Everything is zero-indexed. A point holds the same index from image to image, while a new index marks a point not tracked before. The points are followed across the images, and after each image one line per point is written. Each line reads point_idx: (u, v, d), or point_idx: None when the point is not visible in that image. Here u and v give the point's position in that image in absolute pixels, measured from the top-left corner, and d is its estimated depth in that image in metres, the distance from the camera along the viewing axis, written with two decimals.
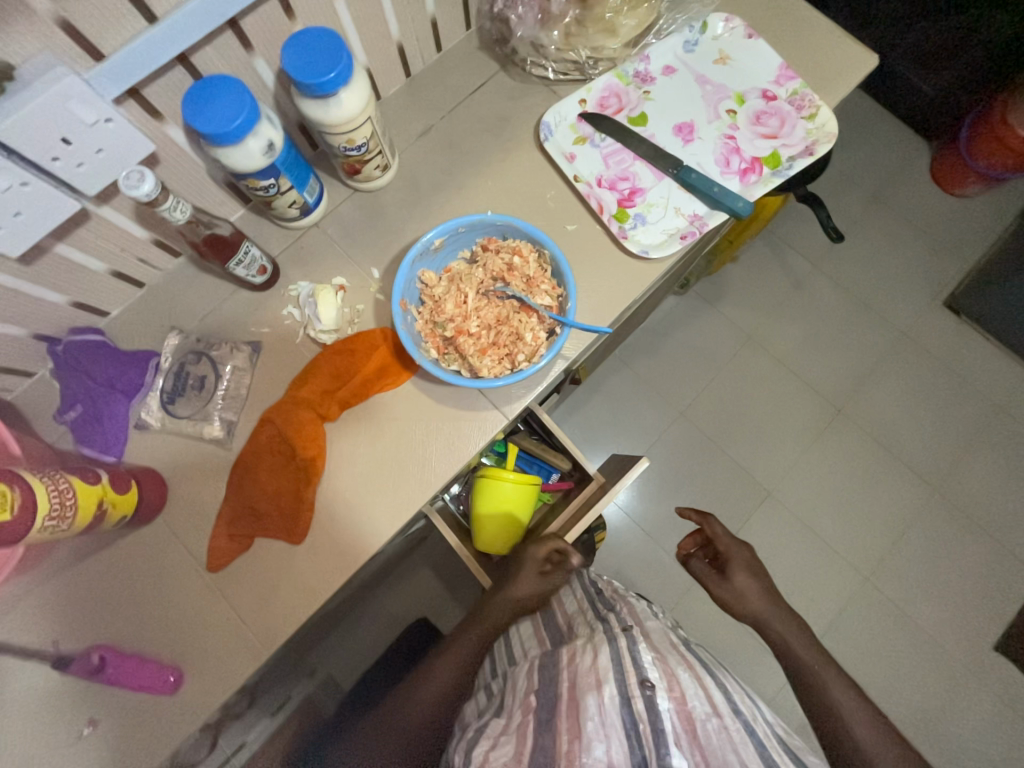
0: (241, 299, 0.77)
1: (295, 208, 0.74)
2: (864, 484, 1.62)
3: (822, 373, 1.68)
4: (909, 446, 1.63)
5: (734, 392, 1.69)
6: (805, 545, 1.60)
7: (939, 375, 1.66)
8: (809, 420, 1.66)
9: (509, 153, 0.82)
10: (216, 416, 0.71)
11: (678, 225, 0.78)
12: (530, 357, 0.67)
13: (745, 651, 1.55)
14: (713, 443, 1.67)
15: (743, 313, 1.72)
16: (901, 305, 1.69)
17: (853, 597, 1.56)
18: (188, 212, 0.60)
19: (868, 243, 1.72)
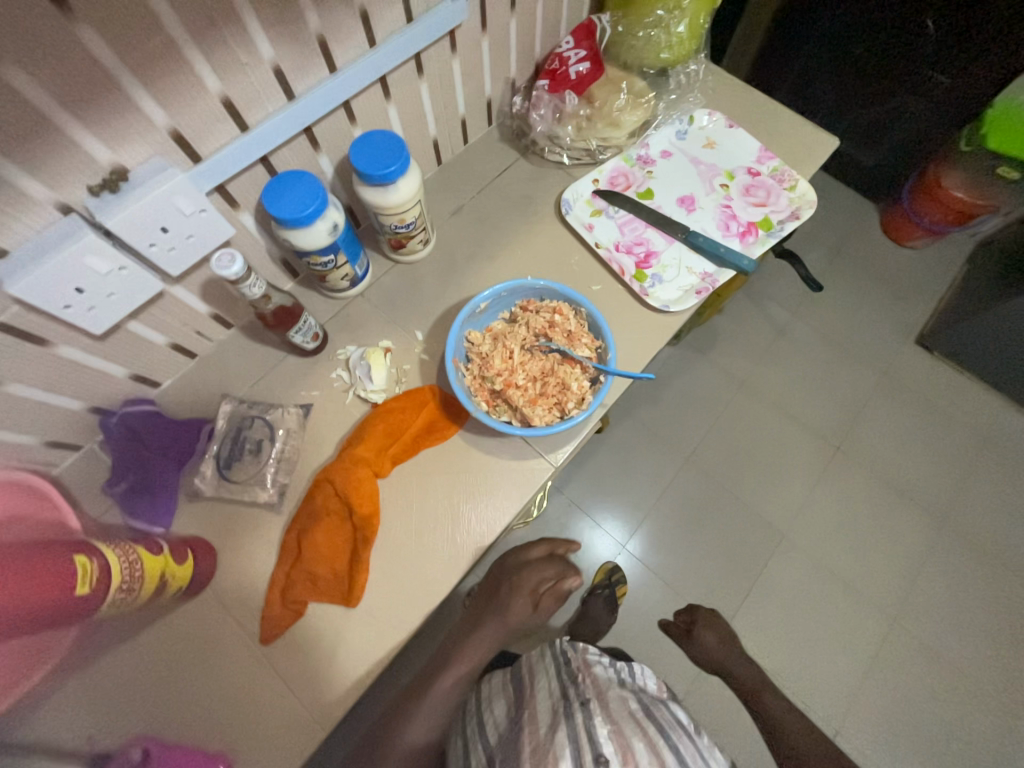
0: (292, 364, 0.80)
1: (345, 280, 0.80)
2: (873, 519, 1.65)
3: (816, 413, 1.77)
4: (910, 480, 1.69)
5: (736, 435, 1.75)
6: (827, 586, 1.59)
7: (922, 408, 1.75)
8: (811, 461, 1.72)
9: (534, 226, 0.91)
10: (269, 478, 0.72)
11: (692, 282, 0.86)
12: (579, 404, 0.71)
13: (784, 708, 1.48)
14: (724, 486, 1.70)
15: (736, 359, 1.83)
16: (876, 346, 1.82)
17: (882, 641, 1.54)
18: (263, 288, 0.65)
19: (840, 292, 1.88)
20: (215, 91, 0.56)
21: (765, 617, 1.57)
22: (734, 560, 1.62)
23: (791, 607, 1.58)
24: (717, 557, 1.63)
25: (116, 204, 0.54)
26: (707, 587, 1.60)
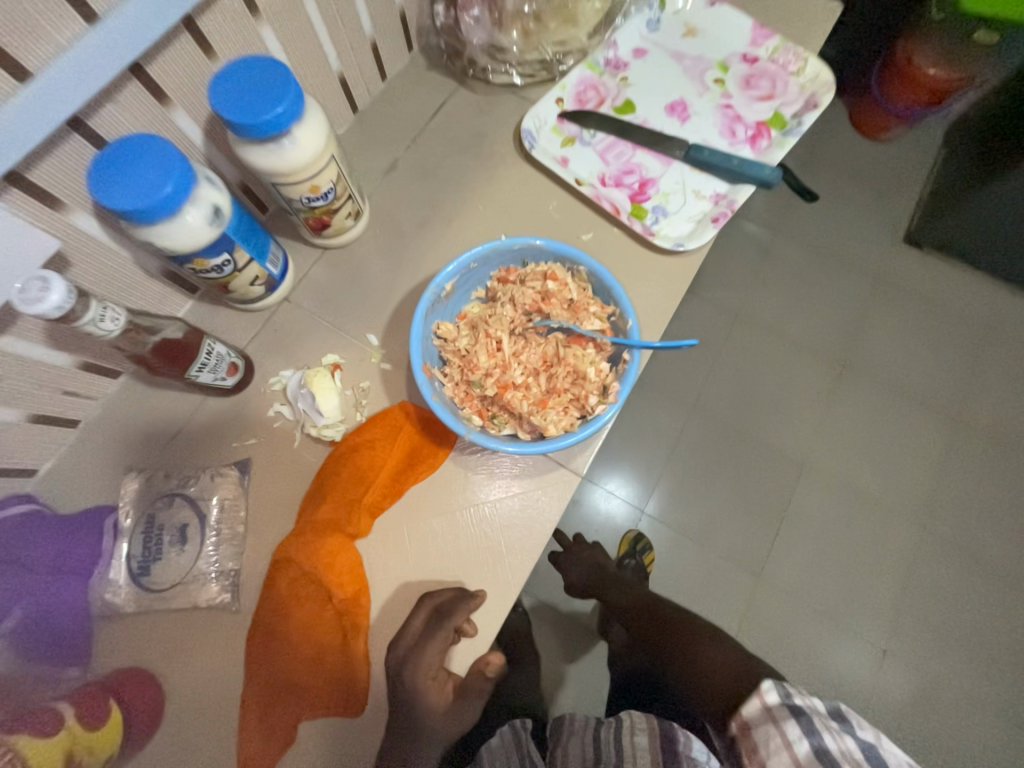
0: (214, 409, 0.60)
1: (257, 285, 0.59)
2: (910, 456, 1.31)
3: (832, 320, 1.39)
4: (951, 379, 1.36)
5: (740, 368, 1.38)
6: (868, 520, 1.30)
7: (924, 314, 1.38)
8: (825, 383, 1.36)
9: (492, 172, 0.71)
10: (210, 571, 0.53)
11: (703, 209, 0.69)
12: (603, 395, 0.53)
13: (842, 669, 1.24)
14: (737, 433, 1.35)
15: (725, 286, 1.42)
16: (863, 247, 1.42)
17: (934, 572, 1.27)
18: (121, 320, 0.45)
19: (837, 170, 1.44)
20: None
21: (806, 574, 1.28)
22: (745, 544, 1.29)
23: (831, 559, 1.29)
24: (741, 515, 1.32)
25: None
26: (735, 548, 1.30)
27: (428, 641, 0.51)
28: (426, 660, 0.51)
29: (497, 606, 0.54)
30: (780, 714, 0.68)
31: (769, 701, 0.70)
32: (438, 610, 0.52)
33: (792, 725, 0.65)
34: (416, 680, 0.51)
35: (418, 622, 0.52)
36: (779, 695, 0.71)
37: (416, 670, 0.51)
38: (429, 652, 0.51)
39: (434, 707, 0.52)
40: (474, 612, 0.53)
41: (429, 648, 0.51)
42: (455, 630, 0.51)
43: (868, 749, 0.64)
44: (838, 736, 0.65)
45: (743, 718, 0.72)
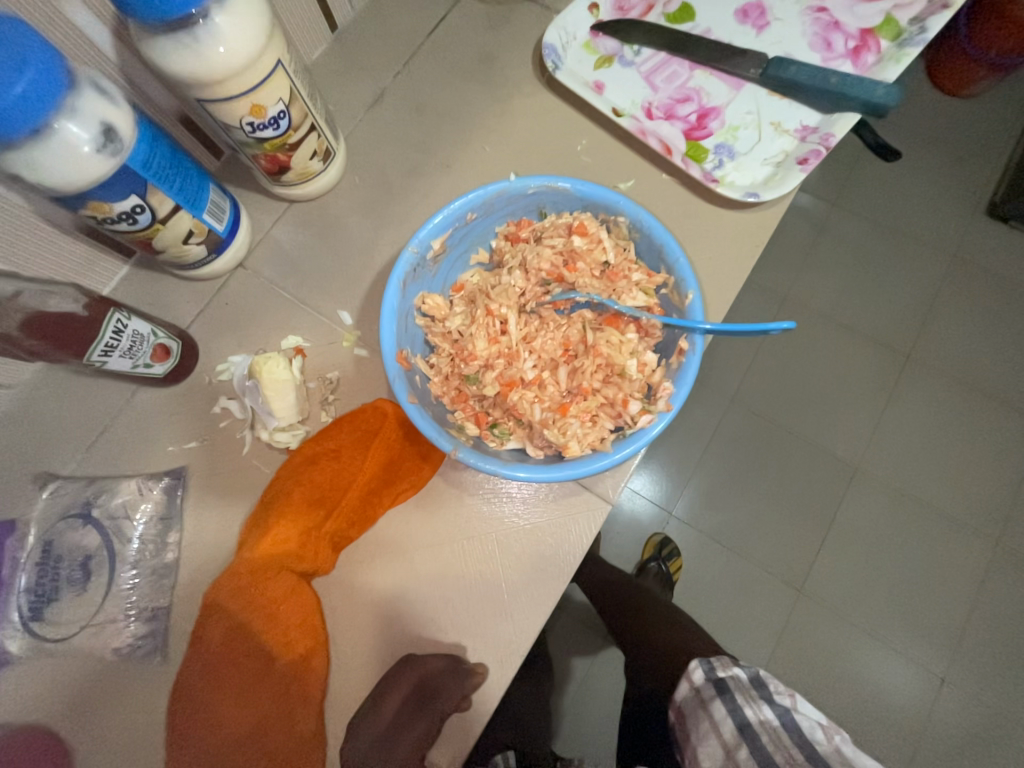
0: (149, 404, 0.48)
1: (194, 242, 0.45)
2: (997, 475, 1.06)
3: (903, 292, 1.13)
4: None
5: (783, 354, 1.12)
6: (935, 538, 1.04)
7: (1016, 303, 1.11)
8: (887, 375, 1.10)
9: (506, 103, 0.55)
10: (131, 612, 0.42)
11: (785, 148, 0.51)
12: (648, 400, 0.38)
13: (906, 718, 0.98)
14: (778, 429, 1.10)
15: (773, 259, 1.16)
16: (944, 218, 1.14)
17: (1013, 599, 1.01)
18: None
19: (914, 115, 1.16)
20: None
21: (859, 597, 1.03)
22: (787, 582, 1.04)
23: (888, 584, 1.04)
24: (783, 535, 1.06)
25: None
26: (772, 564, 1.05)
27: (406, 723, 0.39)
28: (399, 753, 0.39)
29: (494, 674, 0.41)
30: (706, 696, 0.54)
31: (695, 680, 0.57)
32: (421, 686, 0.39)
33: (721, 709, 0.52)
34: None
35: (396, 698, 0.40)
36: (704, 671, 0.56)
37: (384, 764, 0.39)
38: (405, 742, 0.39)
39: None
40: (466, 693, 0.40)
41: (406, 733, 0.39)
42: (441, 714, 0.39)
43: (787, 720, 0.50)
44: (761, 705, 0.51)
45: (674, 704, 0.58)
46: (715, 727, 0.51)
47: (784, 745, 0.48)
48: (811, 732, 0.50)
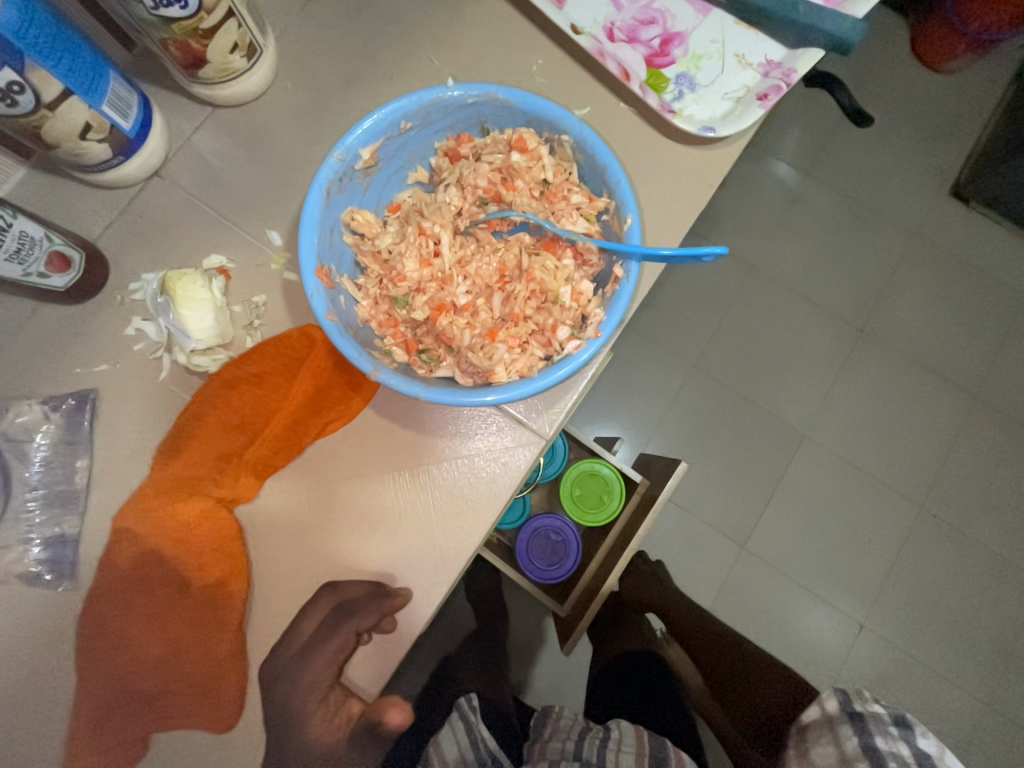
0: (52, 323, 0.44)
1: (94, 139, 0.40)
2: (930, 446, 1.13)
3: (865, 265, 1.15)
4: (990, 348, 1.14)
5: (747, 321, 1.14)
6: (868, 502, 1.12)
7: (968, 282, 1.15)
8: (841, 347, 1.14)
9: (458, 13, 0.50)
10: (33, 537, 0.40)
11: (747, 83, 0.49)
12: (579, 328, 0.37)
13: (830, 660, 1.07)
14: (735, 395, 1.13)
15: (744, 225, 1.15)
16: (911, 194, 1.15)
17: (933, 557, 1.10)
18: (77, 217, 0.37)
19: (889, 88, 1.15)
20: None
21: (798, 553, 1.11)
22: (731, 537, 1.10)
23: (821, 542, 1.11)
24: (731, 494, 1.11)
25: None
26: (717, 521, 1.11)
27: (320, 645, 0.39)
28: (311, 673, 0.39)
29: (419, 601, 0.41)
30: (835, 719, 0.51)
31: (824, 705, 0.53)
32: (341, 605, 0.40)
33: (851, 737, 0.49)
34: (294, 701, 0.39)
35: (313, 621, 0.40)
36: (838, 699, 0.52)
37: (299, 684, 0.39)
38: (322, 660, 0.39)
39: (320, 732, 0.39)
40: (387, 617, 0.40)
41: (318, 656, 0.39)
42: (359, 633, 0.39)
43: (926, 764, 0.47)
44: (898, 744, 0.48)
45: (798, 722, 0.55)
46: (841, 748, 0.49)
47: None
48: None
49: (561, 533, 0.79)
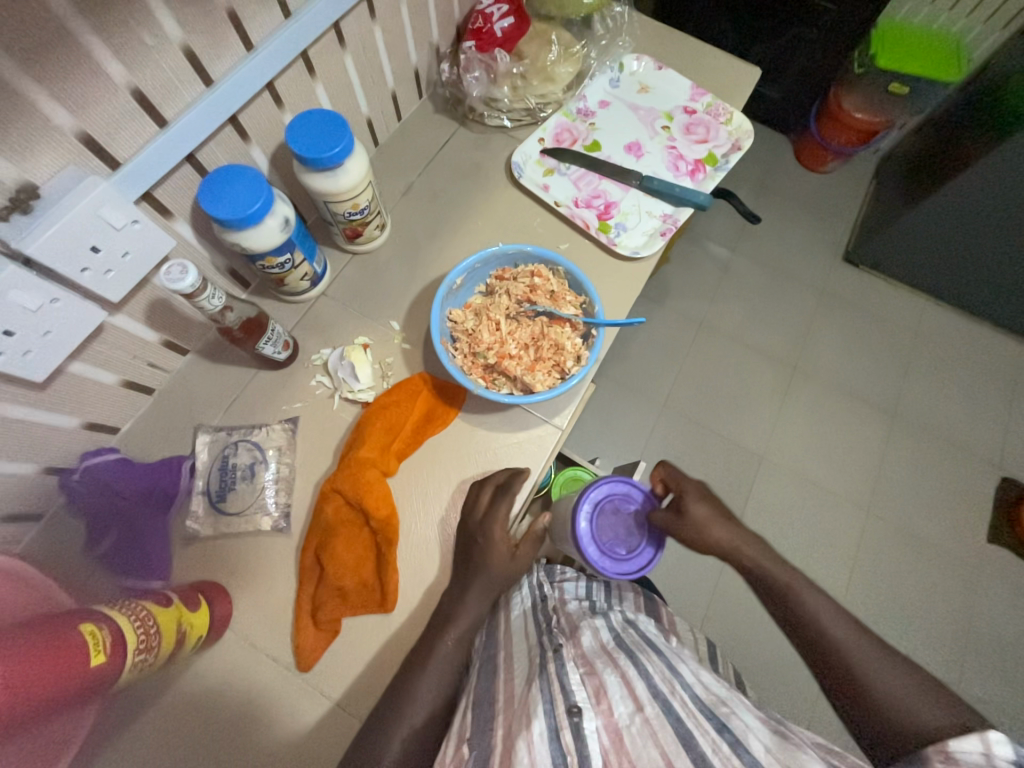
0: (268, 381, 0.75)
1: (305, 280, 0.75)
2: (851, 445, 1.46)
3: (779, 320, 1.55)
4: (883, 369, 1.52)
5: (700, 364, 1.51)
6: (812, 496, 1.42)
7: (858, 323, 1.56)
8: (775, 379, 1.51)
9: (491, 196, 0.89)
10: (270, 504, 0.68)
11: (654, 225, 0.87)
12: (577, 362, 0.70)
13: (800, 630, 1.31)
14: (698, 420, 1.47)
15: (688, 294, 1.56)
16: (804, 264, 1.60)
17: (870, 541, 1.39)
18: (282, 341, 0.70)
19: (777, 199, 1.64)
20: (123, 81, 0.50)
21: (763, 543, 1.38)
22: None
23: (781, 529, 1.39)
24: None
25: (34, 225, 0.46)
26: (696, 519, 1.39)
27: (499, 505, 0.65)
28: (500, 517, 0.65)
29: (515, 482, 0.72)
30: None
31: (987, 745, 0.42)
32: (505, 482, 0.67)
33: None
34: (491, 534, 0.64)
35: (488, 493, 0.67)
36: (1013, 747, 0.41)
37: (492, 526, 0.64)
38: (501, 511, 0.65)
39: (499, 557, 0.64)
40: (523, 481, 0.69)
41: (498, 513, 0.65)
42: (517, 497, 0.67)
43: None
44: None
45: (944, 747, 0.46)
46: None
47: None
48: None
49: (625, 497, 0.72)
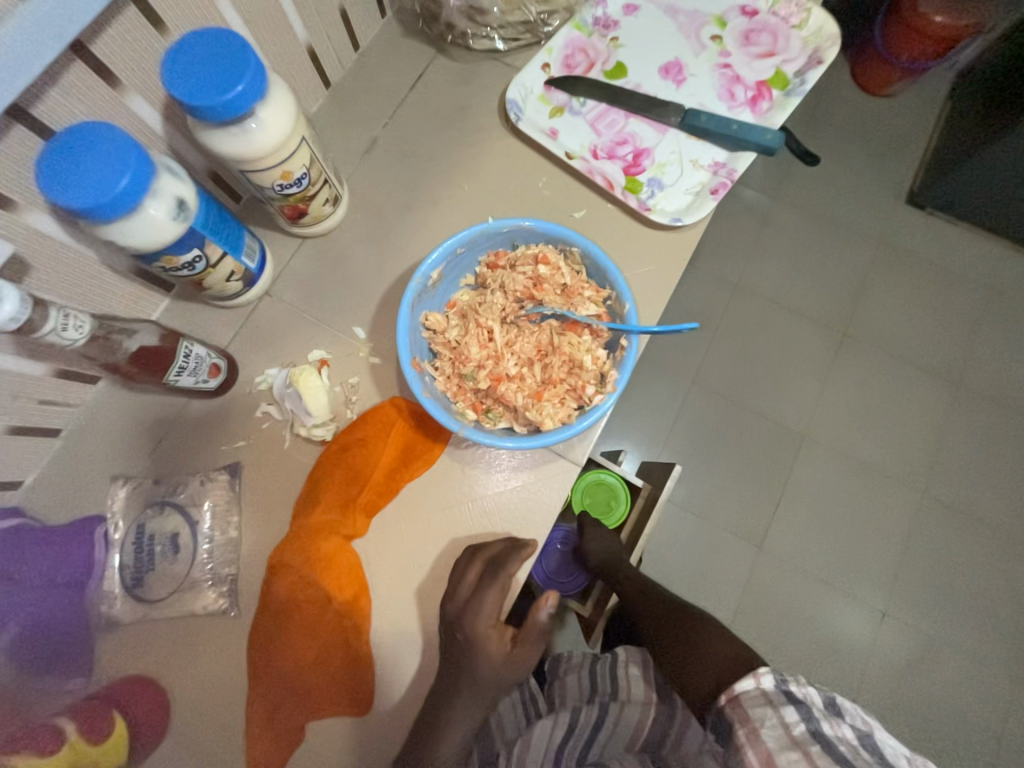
0: (202, 414, 0.58)
1: (234, 280, 0.56)
2: (933, 431, 1.21)
3: (835, 278, 1.27)
4: (976, 337, 1.24)
5: (740, 337, 1.26)
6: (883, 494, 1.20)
7: (948, 279, 1.26)
8: (827, 352, 1.24)
9: (480, 148, 0.67)
10: (207, 580, 0.52)
11: (702, 180, 0.65)
12: (601, 384, 0.51)
13: (848, 643, 1.13)
14: (734, 404, 1.23)
15: (729, 251, 1.29)
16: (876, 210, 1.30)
17: (951, 545, 1.17)
18: (215, 361, 0.54)
19: (836, 123, 1.31)
20: None
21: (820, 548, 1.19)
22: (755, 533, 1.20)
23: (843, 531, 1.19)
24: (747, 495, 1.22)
25: None
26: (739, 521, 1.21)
27: (485, 594, 0.48)
28: (485, 608, 0.48)
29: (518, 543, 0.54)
30: (775, 700, 0.50)
31: (761, 682, 0.52)
32: (492, 559, 0.50)
33: (801, 725, 0.48)
34: (476, 630, 0.48)
35: (472, 574, 0.50)
36: (774, 678, 0.51)
37: (476, 621, 0.48)
38: (488, 601, 0.48)
39: (490, 659, 0.48)
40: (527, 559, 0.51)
41: (488, 595, 0.49)
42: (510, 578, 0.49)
43: (867, 741, 0.48)
44: (840, 721, 0.49)
45: (731, 693, 0.54)
46: (788, 731, 0.48)
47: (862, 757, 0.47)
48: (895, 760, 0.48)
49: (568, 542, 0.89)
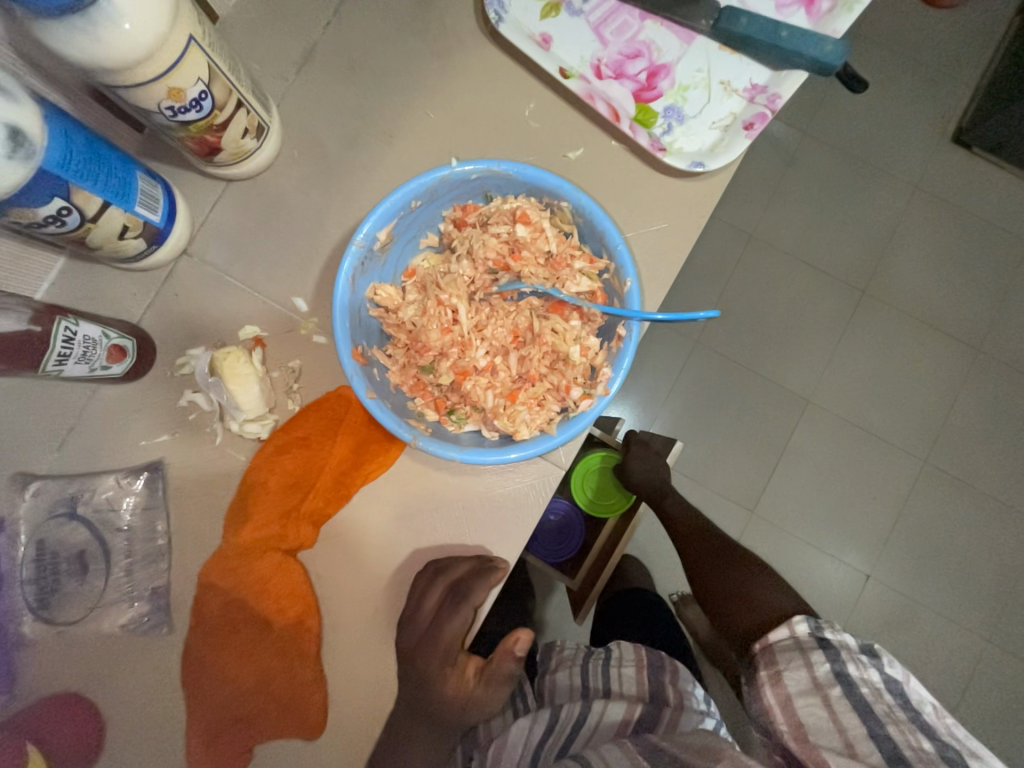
0: (114, 403, 0.48)
1: (131, 237, 0.43)
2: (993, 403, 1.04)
3: (866, 219, 1.03)
4: None
5: (747, 292, 1.04)
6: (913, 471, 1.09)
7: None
8: (841, 312, 1.03)
9: (447, 61, 0.51)
10: (137, 591, 0.47)
11: (733, 110, 0.50)
12: (590, 382, 0.42)
13: None
14: (738, 369, 1.04)
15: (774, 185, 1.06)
16: None
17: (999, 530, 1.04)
18: (110, 345, 0.44)
19: (901, 12, 1.01)
20: None
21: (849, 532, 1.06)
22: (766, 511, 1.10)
23: None
24: None
25: None
26: None
27: (447, 622, 0.45)
28: (444, 640, 0.46)
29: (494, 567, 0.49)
30: (806, 644, 0.47)
31: (794, 628, 0.49)
32: (455, 586, 0.45)
33: (826, 665, 0.45)
34: (430, 665, 0.46)
35: (431, 602, 0.45)
36: (810, 623, 0.48)
37: (433, 652, 0.46)
38: (448, 628, 0.46)
39: (447, 690, 0.47)
40: (495, 585, 0.46)
41: (449, 624, 0.46)
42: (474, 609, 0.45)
43: (896, 689, 0.44)
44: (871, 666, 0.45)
45: (762, 640, 0.51)
46: (812, 675, 0.45)
47: (895, 715, 0.42)
48: (923, 707, 0.43)
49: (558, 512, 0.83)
